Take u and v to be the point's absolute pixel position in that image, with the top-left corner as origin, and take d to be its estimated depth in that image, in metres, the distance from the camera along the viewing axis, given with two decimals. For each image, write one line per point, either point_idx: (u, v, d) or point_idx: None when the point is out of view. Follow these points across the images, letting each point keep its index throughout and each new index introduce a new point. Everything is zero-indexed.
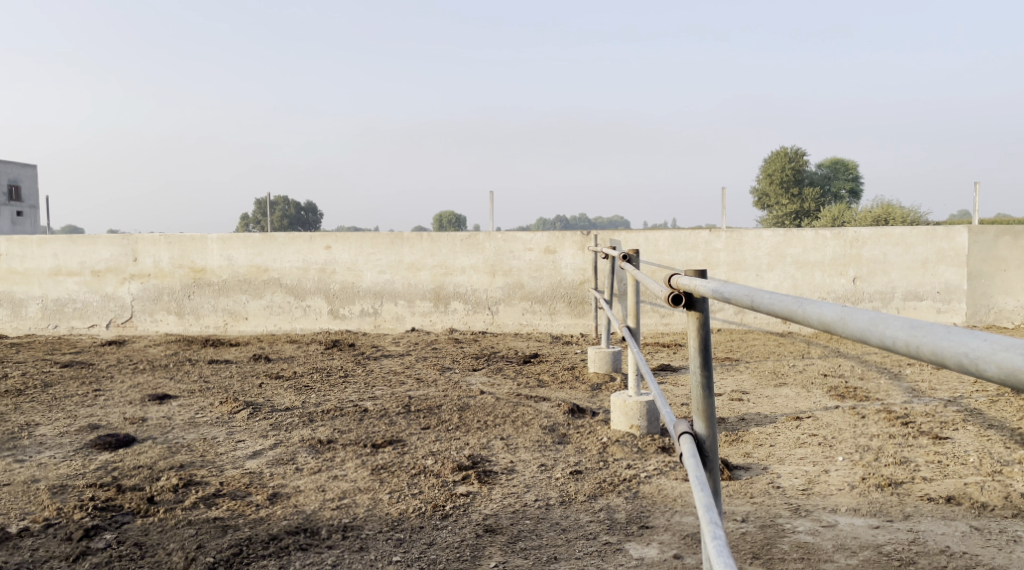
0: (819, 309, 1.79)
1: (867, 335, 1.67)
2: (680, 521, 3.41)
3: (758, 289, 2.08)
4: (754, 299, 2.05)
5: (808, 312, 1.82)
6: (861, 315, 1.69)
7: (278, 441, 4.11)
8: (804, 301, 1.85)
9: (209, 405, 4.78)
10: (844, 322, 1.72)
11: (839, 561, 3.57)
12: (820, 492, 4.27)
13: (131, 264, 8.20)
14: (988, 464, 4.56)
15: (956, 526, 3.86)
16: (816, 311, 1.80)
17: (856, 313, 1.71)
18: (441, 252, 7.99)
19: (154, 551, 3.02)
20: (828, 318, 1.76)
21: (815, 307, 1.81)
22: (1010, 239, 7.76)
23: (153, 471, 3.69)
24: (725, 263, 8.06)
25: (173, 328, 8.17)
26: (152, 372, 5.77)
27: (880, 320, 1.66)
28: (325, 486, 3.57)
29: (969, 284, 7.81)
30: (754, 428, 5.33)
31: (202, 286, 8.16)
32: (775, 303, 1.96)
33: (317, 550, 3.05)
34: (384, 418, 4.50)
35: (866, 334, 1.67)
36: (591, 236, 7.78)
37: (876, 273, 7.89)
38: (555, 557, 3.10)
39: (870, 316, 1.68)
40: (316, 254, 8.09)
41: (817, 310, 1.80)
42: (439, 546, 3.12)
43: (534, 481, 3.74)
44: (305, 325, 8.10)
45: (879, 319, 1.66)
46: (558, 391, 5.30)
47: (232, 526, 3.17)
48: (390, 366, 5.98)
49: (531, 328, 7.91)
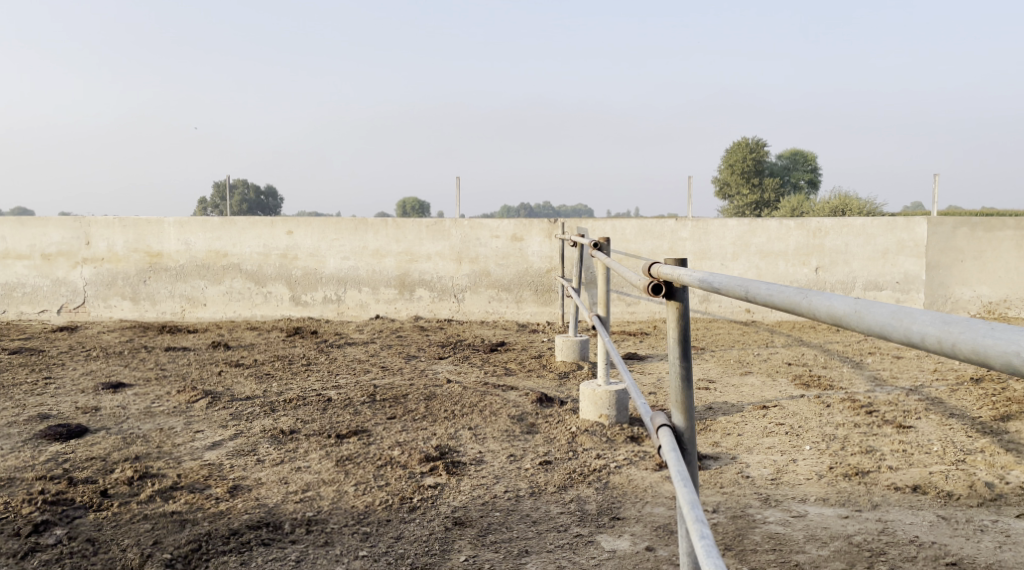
0: (828, 301, 1.73)
1: (889, 329, 1.60)
2: (651, 512, 3.35)
3: (752, 280, 2.02)
4: (748, 290, 1.98)
5: (815, 304, 1.75)
6: (881, 310, 1.62)
7: (238, 431, 3.97)
8: (810, 293, 1.78)
9: (165, 394, 4.63)
10: (860, 316, 1.65)
11: (811, 552, 3.53)
12: (788, 482, 4.24)
13: (83, 248, 7.96)
14: (951, 453, 4.57)
15: (924, 515, 3.85)
16: (825, 303, 1.73)
17: (874, 306, 1.64)
18: (406, 239, 7.86)
19: (108, 547, 2.88)
20: (840, 311, 1.69)
21: (825, 299, 1.74)
22: (967, 230, 7.81)
23: (107, 463, 3.54)
24: (690, 252, 8.03)
25: (128, 314, 7.95)
26: (106, 360, 5.58)
27: (905, 314, 1.58)
28: (287, 478, 3.45)
29: (928, 274, 7.86)
30: (721, 417, 5.30)
31: (158, 271, 7.94)
32: (774, 294, 1.88)
33: (280, 545, 2.94)
34: (348, 408, 4.38)
35: (888, 328, 1.60)
36: (558, 224, 7.72)
37: (838, 264, 7.92)
38: (526, 550, 3.02)
39: (892, 310, 1.61)
40: (278, 239, 7.92)
41: (826, 302, 1.74)
42: (408, 540, 3.02)
43: (503, 472, 3.65)
44: (265, 312, 7.93)
45: (904, 313, 1.59)
46: (525, 380, 5.22)
47: (191, 521, 3.05)
48: (354, 354, 5.85)
49: (497, 316, 7.81)
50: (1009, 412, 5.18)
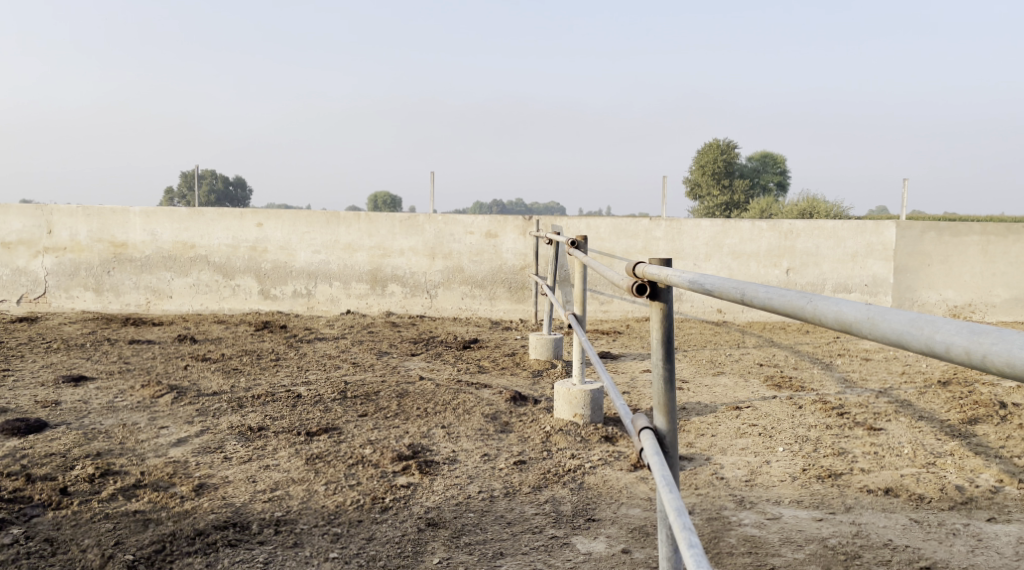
0: (837, 307, 1.67)
1: (908, 338, 1.54)
2: (626, 513, 3.29)
3: (749, 283, 1.97)
4: (745, 293, 1.93)
5: (822, 310, 1.70)
6: (898, 316, 1.56)
7: (204, 428, 3.86)
8: (816, 298, 1.73)
9: (129, 388, 4.50)
10: (874, 323, 1.59)
11: (786, 555, 3.49)
12: (762, 483, 4.21)
13: (45, 237, 7.77)
14: (922, 456, 4.56)
15: (897, 518, 3.84)
16: (833, 309, 1.68)
17: (890, 314, 1.58)
18: (379, 233, 7.76)
19: (67, 547, 2.77)
20: (851, 318, 1.64)
21: (833, 304, 1.69)
22: (935, 234, 7.87)
23: (67, 460, 3.41)
24: (664, 252, 8.00)
25: (91, 306, 7.77)
26: (67, 352, 5.42)
27: (926, 322, 1.52)
28: (255, 476, 3.35)
29: (896, 277, 7.90)
30: (695, 417, 5.26)
31: (123, 262, 7.77)
32: (775, 298, 1.83)
33: (247, 547, 2.84)
34: (318, 405, 4.28)
35: (907, 337, 1.54)
36: (533, 222, 7.66)
37: (808, 265, 7.94)
38: (500, 553, 2.95)
39: (910, 318, 1.55)
40: (247, 232, 7.77)
41: (834, 307, 1.68)
42: (379, 541, 2.94)
43: (477, 472, 3.58)
44: (233, 306, 7.79)
45: (925, 321, 1.52)
46: (499, 379, 5.15)
47: (154, 521, 2.94)
48: (324, 349, 5.75)
49: (470, 312, 7.74)
50: (977, 415, 5.20)
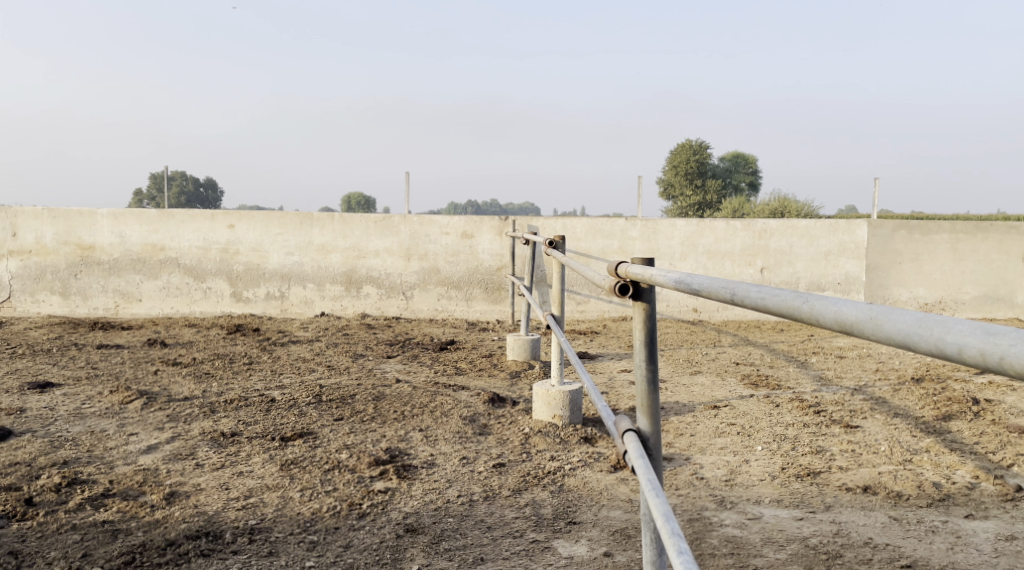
0: (836, 307, 1.64)
1: (915, 339, 1.51)
2: (607, 516, 3.25)
3: (738, 282, 1.94)
4: (735, 293, 1.90)
5: (820, 309, 1.67)
6: (904, 316, 1.53)
7: (175, 434, 3.77)
8: (812, 296, 1.70)
9: (97, 394, 4.39)
10: (877, 323, 1.56)
11: (768, 556, 3.46)
12: (742, 483, 4.18)
13: (9, 240, 7.61)
14: (899, 453, 4.56)
15: (876, 516, 3.82)
16: (831, 308, 1.65)
17: (894, 314, 1.55)
18: (353, 235, 7.67)
19: (32, 560, 2.67)
20: (851, 318, 1.61)
21: (832, 304, 1.65)
22: (905, 233, 7.90)
23: (32, 469, 3.31)
24: (639, 252, 7.97)
25: (57, 310, 7.62)
26: (33, 358, 5.28)
27: (936, 323, 1.49)
28: (228, 483, 3.27)
29: (868, 275, 7.93)
30: (673, 417, 5.23)
31: (90, 265, 7.62)
32: (767, 298, 1.80)
33: (220, 557, 2.75)
34: (293, 409, 4.20)
35: (914, 338, 1.51)
36: (509, 222, 7.61)
37: (782, 264, 7.94)
38: (481, 558, 2.89)
39: (917, 318, 1.52)
40: (218, 233, 7.65)
41: (833, 307, 1.65)
42: (357, 548, 2.87)
43: (456, 476, 3.52)
44: (204, 308, 7.67)
45: (934, 321, 1.49)
46: (476, 380, 5.09)
47: (124, 531, 2.86)
48: (299, 352, 5.66)
49: (446, 314, 7.67)
50: (951, 412, 5.22)
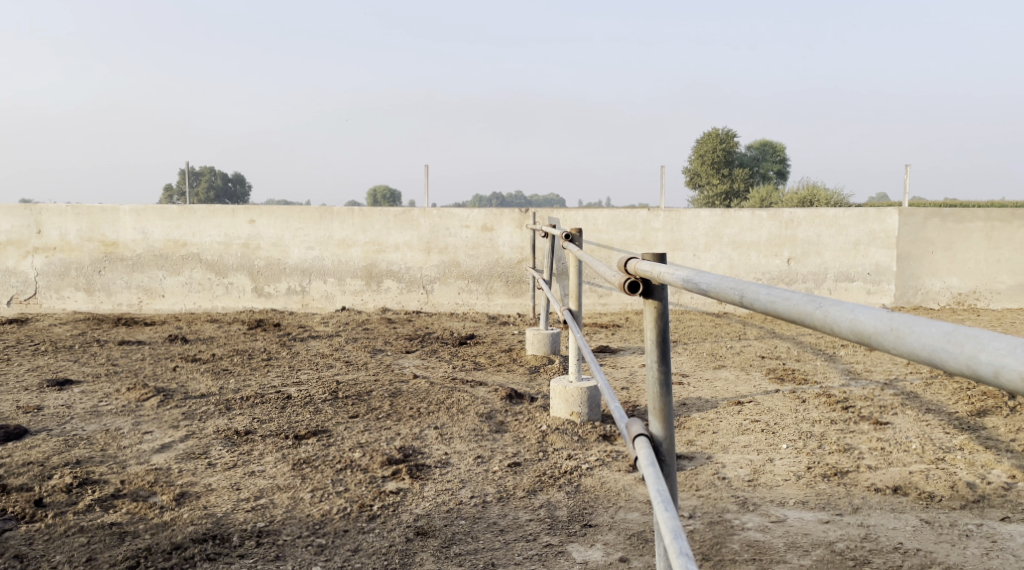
0: (853, 315, 1.57)
1: (942, 355, 1.43)
2: (624, 518, 3.19)
3: (747, 282, 1.87)
4: (745, 295, 1.83)
5: (834, 317, 1.60)
6: (931, 329, 1.46)
7: (189, 433, 3.77)
8: (827, 303, 1.63)
9: (114, 391, 4.40)
10: (900, 336, 1.49)
11: (792, 562, 3.38)
12: (766, 483, 4.10)
13: (34, 237, 7.67)
14: (930, 451, 4.45)
15: (906, 519, 3.73)
16: (848, 316, 1.58)
17: (919, 326, 1.47)
18: (373, 228, 7.65)
19: (37, 563, 2.68)
20: (871, 329, 1.54)
21: (847, 311, 1.58)
22: (938, 221, 7.74)
23: (45, 469, 3.32)
24: (662, 242, 7.87)
25: (82, 306, 7.69)
26: (54, 355, 5.31)
27: (967, 338, 1.42)
28: (239, 484, 3.25)
29: (899, 266, 7.77)
30: (696, 414, 5.16)
31: (114, 261, 7.67)
32: (779, 302, 1.73)
33: (226, 560, 2.74)
34: (308, 407, 4.18)
35: (942, 353, 1.43)
36: (529, 214, 7.53)
37: (810, 255, 7.81)
38: (492, 564, 2.85)
39: (945, 332, 1.44)
40: (239, 228, 7.67)
41: (849, 315, 1.58)
42: (365, 552, 2.84)
43: (469, 475, 3.48)
44: (227, 303, 7.70)
45: (965, 336, 1.42)
46: (495, 376, 5.05)
47: (131, 533, 2.85)
48: (318, 348, 5.65)
49: (467, 307, 7.64)
50: (985, 407, 5.09)
